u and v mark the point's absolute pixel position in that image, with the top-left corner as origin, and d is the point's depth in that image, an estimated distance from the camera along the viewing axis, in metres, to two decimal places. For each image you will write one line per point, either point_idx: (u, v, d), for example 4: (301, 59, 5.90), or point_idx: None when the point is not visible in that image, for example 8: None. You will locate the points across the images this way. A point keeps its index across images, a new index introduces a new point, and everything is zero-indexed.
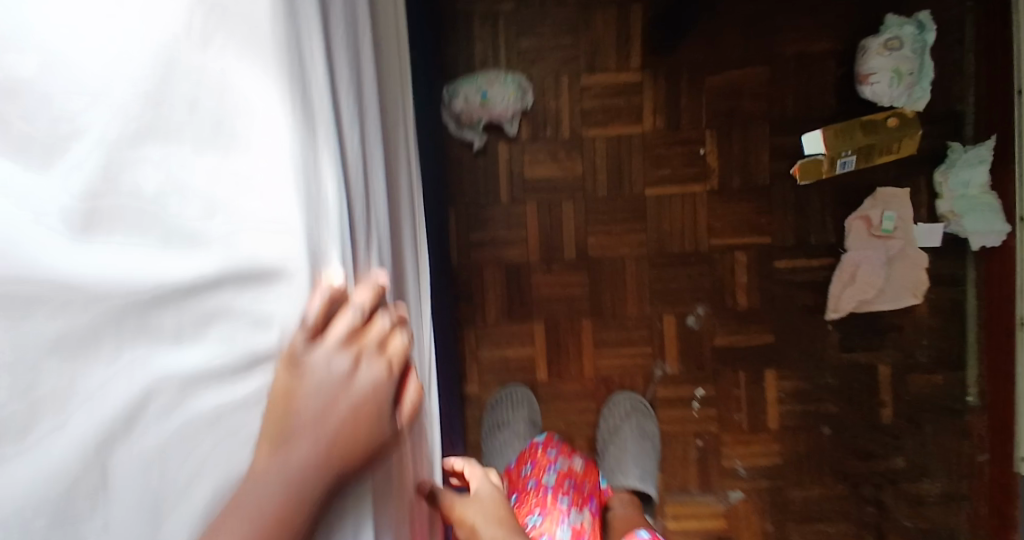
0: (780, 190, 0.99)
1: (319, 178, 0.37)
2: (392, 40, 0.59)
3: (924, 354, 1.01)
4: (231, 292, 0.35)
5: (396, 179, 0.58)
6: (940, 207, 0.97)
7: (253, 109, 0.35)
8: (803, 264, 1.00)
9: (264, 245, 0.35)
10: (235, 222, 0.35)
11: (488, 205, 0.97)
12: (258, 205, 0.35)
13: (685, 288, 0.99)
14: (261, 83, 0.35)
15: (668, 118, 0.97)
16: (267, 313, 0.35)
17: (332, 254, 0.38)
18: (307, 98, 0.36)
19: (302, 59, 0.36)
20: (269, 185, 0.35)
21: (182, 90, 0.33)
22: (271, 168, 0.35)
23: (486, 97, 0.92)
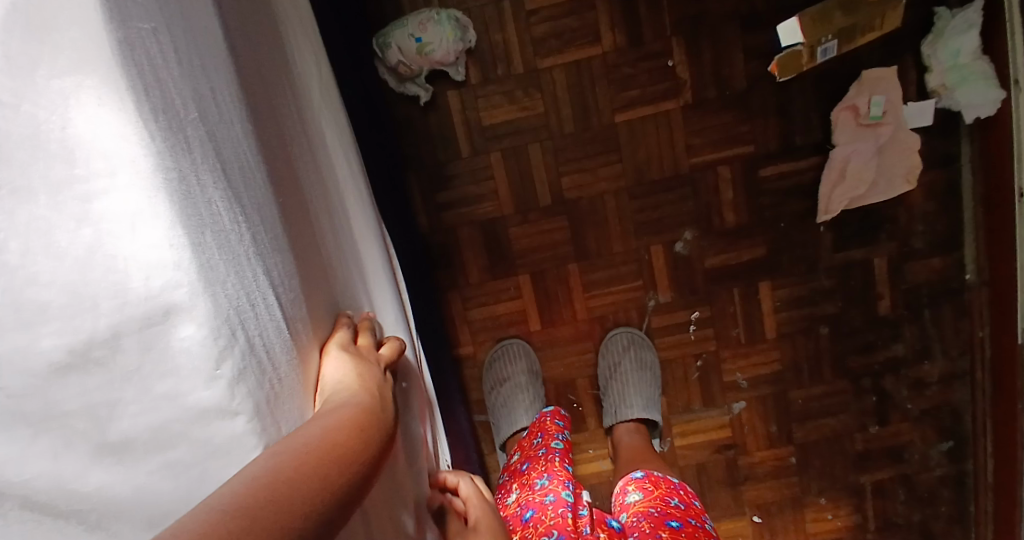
0: (758, 92, 0.94)
1: (201, 194, 0.34)
2: (289, 28, 0.57)
3: (922, 240, 0.99)
4: (146, 341, 0.33)
5: (320, 173, 0.55)
6: (930, 83, 0.93)
7: (108, 139, 0.31)
8: (788, 169, 0.97)
9: (159, 280, 0.32)
10: (110, 257, 0.32)
11: (452, 162, 0.94)
12: (140, 236, 0.32)
13: (668, 215, 0.97)
14: (94, 80, 0.31)
15: (629, 33, 0.91)
16: (172, 363, 0.33)
17: (243, 278, 0.36)
18: (160, 88, 0.33)
19: (154, 71, 0.33)
20: (139, 206, 0.32)
21: (18, 144, 0.29)
22: (133, 181, 0.32)
23: (422, 43, 0.85)
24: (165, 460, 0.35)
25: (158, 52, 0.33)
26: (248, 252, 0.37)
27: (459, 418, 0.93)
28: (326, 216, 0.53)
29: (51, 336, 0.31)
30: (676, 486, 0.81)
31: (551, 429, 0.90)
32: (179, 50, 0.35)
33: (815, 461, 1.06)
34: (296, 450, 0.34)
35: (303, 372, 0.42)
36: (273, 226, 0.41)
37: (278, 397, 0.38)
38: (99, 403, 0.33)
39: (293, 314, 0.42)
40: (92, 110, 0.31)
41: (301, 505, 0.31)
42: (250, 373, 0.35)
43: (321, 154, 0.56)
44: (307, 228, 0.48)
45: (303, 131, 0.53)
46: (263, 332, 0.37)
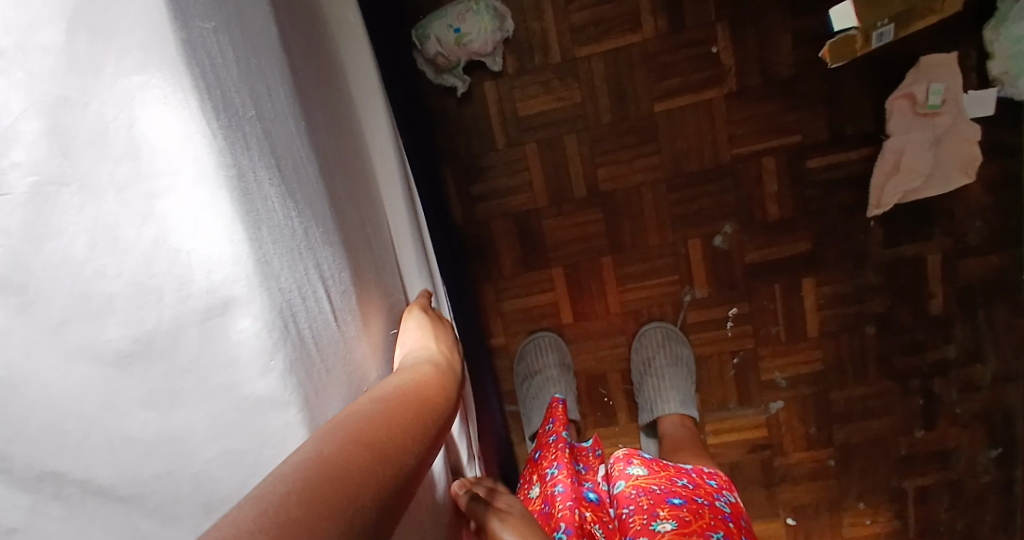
0: (805, 79, 0.90)
1: (258, 189, 0.35)
2: (334, 13, 0.57)
3: (980, 236, 0.94)
4: (206, 329, 0.35)
5: (363, 159, 0.55)
6: (992, 70, 0.87)
7: (171, 136, 0.32)
8: (837, 159, 0.93)
9: (219, 273, 0.34)
10: (170, 250, 0.34)
11: (487, 154, 0.93)
12: (199, 231, 0.34)
13: (707, 208, 0.94)
14: (162, 81, 0.32)
15: (670, 18, 0.88)
16: (229, 352, 0.35)
17: (302, 269, 0.37)
18: (219, 87, 0.34)
19: (213, 66, 0.33)
20: (200, 204, 0.33)
21: (88, 150, 0.32)
22: (196, 179, 0.33)
23: (461, 33, 0.84)
24: (222, 448, 0.37)
25: (217, 51, 0.34)
26: (301, 245, 0.38)
27: (491, 408, 0.94)
28: (369, 201, 0.54)
29: (118, 328, 0.34)
30: (685, 468, 0.79)
31: (563, 416, 0.84)
32: (236, 49, 0.35)
33: (855, 463, 1.03)
34: (375, 404, 0.36)
35: (356, 362, 0.43)
36: (325, 219, 0.41)
37: (328, 388, 0.39)
38: (164, 390, 0.36)
39: (346, 309, 0.42)
40: (157, 111, 0.32)
41: (382, 448, 0.32)
42: (301, 365, 0.36)
43: (362, 140, 0.56)
44: (353, 222, 0.48)
45: (348, 118, 0.54)
46: (314, 325, 0.38)
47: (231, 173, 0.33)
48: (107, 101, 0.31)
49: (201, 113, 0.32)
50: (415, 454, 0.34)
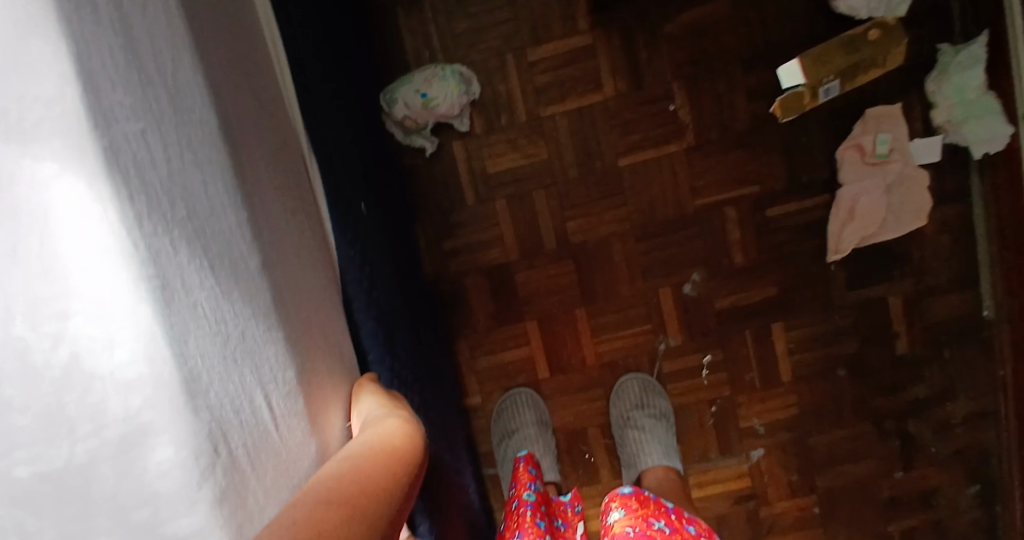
0: (762, 131, 0.94)
1: (186, 297, 0.37)
2: (269, 94, 0.59)
3: (938, 277, 0.97)
4: (126, 450, 0.34)
5: (301, 246, 0.57)
6: (936, 119, 0.92)
7: (91, 258, 0.33)
8: (796, 207, 0.96)
9: (143, 392, 0.34)
10: (89, 366, 0.33)
11: (458, 210, 0.95)
12: (115, 354, 0.34)
13: (677, 257, 0.96)
14: (86, 198, 0.32)
15: (629, 78, 0.93)
16: (148, 476, 0.35)
17: (231, 372, 0.40)
18: (144, 190, 0.35)
19: (138, 176, 0.35)
20: (120, 327, 0.34)
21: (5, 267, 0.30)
22: (121, 294, 0.33)
23: (427, 98, 0.88)
24: None
25: (145, 151, 0.36)
26: (228, 356, 0.40)
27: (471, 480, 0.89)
28: (306, 288, 0.55)
29: (24, 465, 0.33)
30: (665, 509, 0.76)
31: (527, 481, 0.83)
32: (166, 147, 0.38)
33: (841, 510, 1.02)
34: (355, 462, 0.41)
35: (285, 457, 0.44)
36: (260, 321, 0.44)
37: (253, 489, 0.40)
38: (73, 499, 0.34)
39: (277, 403, 0.45)
40: (76, 228, 0.32)
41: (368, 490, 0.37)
42: (225, 480, 0.37)
43: (300, 221, 0.59)
44: (290, 314, 0.49)
45: (285, 202, 0.56)
46: (241, 432, 0.40)
47: (158, 289, 0.35)
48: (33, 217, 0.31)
49: (125, 219, 0.33)
50: (400, 494, 0.39)
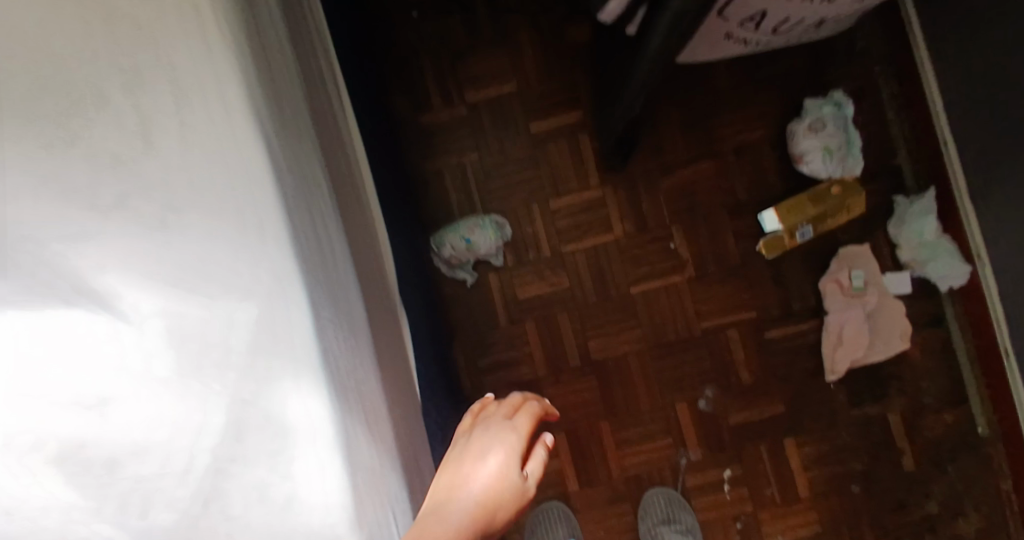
0: (752, 265, 1.11)
1: (358, 446, 0.45)
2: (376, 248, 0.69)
3: (930, 395, 1.06)
4: None
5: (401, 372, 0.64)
6: (902, 257, 1.09)
7: (300, 420, 0.43)
8: (792, 330, 1.09)
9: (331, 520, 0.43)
10: (291, 507, 0.43)
11: (491, 330, 1.12)
12: (317, 492, 0.43)
13: (689, 373, 1.09)
14: (299, 371, 0.43)
15: (636, 222, 1.13)
16: None
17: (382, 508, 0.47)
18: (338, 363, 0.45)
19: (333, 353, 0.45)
20: (320, 473, 0.43)
21: (253, 435, 0.43)
22: (320, 443, 0.43)
23: (470, 242, 1.08)
24: None
25: (334, 338, 0.45)
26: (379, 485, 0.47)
27: None
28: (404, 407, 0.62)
29: None
30: None
31: None
32: (344, 333, 0.48)
33: None
34: None
35: None
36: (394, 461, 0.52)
37: None
38: None
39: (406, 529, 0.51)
40: (300, 405, 0.43)
41: None
42: None
43: (400, 351, 0.67)
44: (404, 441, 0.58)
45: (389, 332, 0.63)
46: None
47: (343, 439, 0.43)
48: (262, 396, 0.43)
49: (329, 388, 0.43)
50: None
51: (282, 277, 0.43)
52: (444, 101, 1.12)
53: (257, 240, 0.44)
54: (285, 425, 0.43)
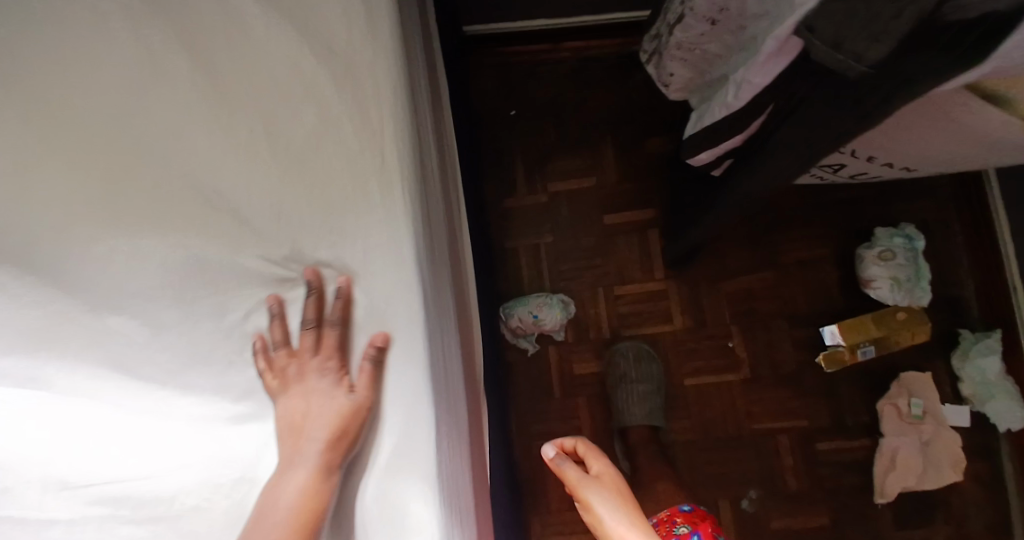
0: (808, 376, 1.17)
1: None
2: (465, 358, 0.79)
3: (974, 523, 1.14)
4: None
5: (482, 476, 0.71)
6: (963, 390, 1.15)
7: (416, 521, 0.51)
8: (843, 444, 1.16)
9: None
10: None
11: (545, 401, 1.18)
12: None
13: (734, 471, 1.15)
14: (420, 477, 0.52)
15: (693, 315, 1.19)
16: None
17: None
18: (451, 472, 0.54)
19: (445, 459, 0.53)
20: None
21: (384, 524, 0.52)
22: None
23: (537, 317, 1.15)
24: None
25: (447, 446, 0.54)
26: None
27: None
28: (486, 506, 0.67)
29: None
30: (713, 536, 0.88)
31: None
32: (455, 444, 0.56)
33: None
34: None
35: None
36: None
37: None
38: None
39: None
40: (417, 506, 0.51)
41: None
42: None
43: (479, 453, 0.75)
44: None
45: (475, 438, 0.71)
46: None
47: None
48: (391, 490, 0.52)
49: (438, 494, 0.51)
50: None
51: (420, 386, 0.53)
52: (529, 188, 1.23)
53: (405, 359, 0.54)
54: (404, 520, 0.51)
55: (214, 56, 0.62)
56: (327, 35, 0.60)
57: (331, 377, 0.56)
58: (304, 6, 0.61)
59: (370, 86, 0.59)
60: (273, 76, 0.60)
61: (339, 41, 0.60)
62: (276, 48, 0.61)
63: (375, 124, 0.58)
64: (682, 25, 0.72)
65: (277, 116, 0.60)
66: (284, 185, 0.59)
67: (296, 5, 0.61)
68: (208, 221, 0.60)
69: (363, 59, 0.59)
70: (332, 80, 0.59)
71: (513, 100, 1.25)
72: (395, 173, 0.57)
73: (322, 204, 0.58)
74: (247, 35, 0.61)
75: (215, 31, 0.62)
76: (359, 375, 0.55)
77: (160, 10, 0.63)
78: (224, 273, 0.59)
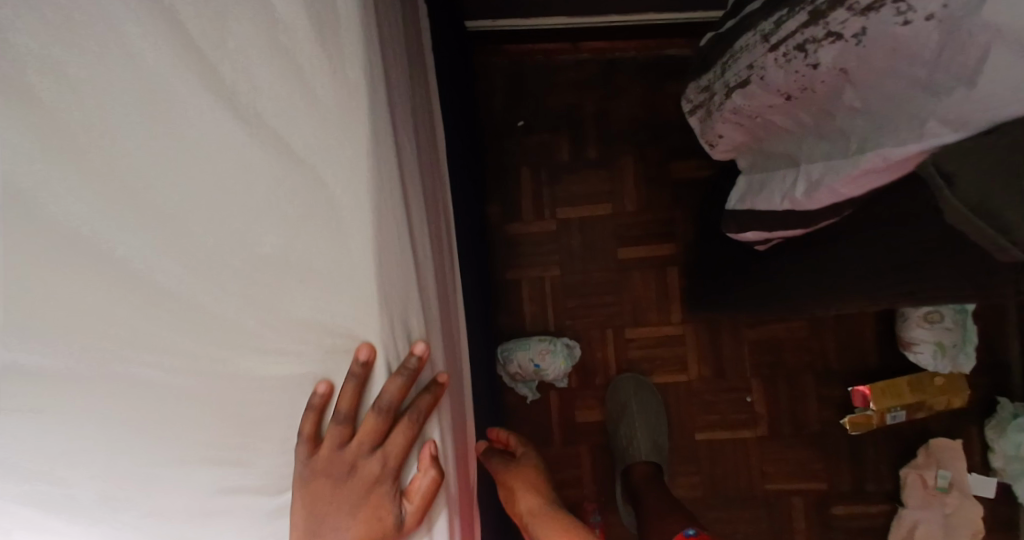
0: (831, 435, 1.09)
1: None
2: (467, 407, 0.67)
3: None
4: None
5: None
6: (994, 461, 1.04)
7: None
8: (860, 509, 1.10)
9: None
10: None
11: (544, 446, 1.09)
12: None
13: (742, 529, 1.09)
14: None
15: (713, 366, 1.09)
16: None
17: None
18: None
19: None
20: None
21: None
22: None
23: (539, 367, 1.04)
24: None
25: None
26: None
27: None
28: None
29: None
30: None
31: None
32: None
33: None
34: None
35: None
36: None
37: None
38: None
39: None
40: None
41: None
42: None
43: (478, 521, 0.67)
44: None
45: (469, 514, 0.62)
46: None
47: None
48: None
49: None
50: None
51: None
52: (536, 215, 1.09)
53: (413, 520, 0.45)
54: None
55: (128, 140, 0.44)
56: (284, 124, 0.42)
57: (388, 479, 0.44)
58: (245, 72, 0.41)
59: (345, 207, 0.42)
60: (210, 176, 0.43)
61: (301, 133, 0.42)
62: (213, 137, 0.43)
63: (355, 262, 0.42)
64: (745, 90, 0.56)
65: (224, 223, 0.44)
66: (239, 297, 0.44)
67: (233, 69, 0.41)
68: (139, 367, 0.47)
69: (336, 167, 0.41)
70: (295, 192, 0.42)
71: (524, 109, 1.08)
72: (381, 332, 0.43)
73: (292, 350, 0.45)
74: (170, 114, 0.43)
75: (124, 103, 0.44)
76: (415, 495, 0.44)
77: (43, 66, 0.44)
78: (159, 436, 0.48)
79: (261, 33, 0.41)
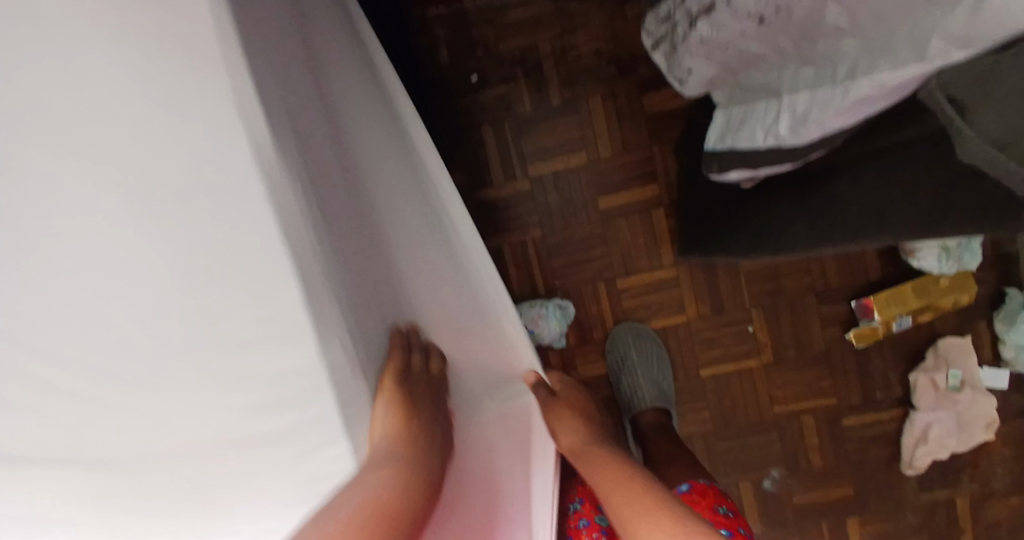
0: (838, 352, 1.07)
1: None
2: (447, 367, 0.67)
3: (999, 481, 1.08)
4: None
5: None
6: (1004, 353, 1.03)
7: None
8: (871, 419, 1.08)
9: None
10: None
11: None
12: None
13: (757, 456, 1.08)
14: None
15: (712, 303, 1.05)
16: None
17: None
18: None
19: None
20: None
21: None
22: None
23: (534, 334, 1.01)
24: None
25: None
26: None
27: None
28: None
29: None
30: (722, 493, 0.75)
31: None
32: None
33: None
34: None
35: None
36: None
37: None
38: None
39: None
40: None
41: None
42: None
43: None
44: None
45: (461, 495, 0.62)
46: None
47: None
48: None
49: None
50: None
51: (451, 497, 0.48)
52: (508, 175, 1.02)
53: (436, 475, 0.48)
54: None
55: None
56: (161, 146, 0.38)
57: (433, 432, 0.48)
58: (107, 99, 0.37)
59: (265, 236, 0.39)
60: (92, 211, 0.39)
61: (204, 168, 0.39)
62: (110, 187, 0.39)
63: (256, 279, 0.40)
64: (711, 18, 0.48)
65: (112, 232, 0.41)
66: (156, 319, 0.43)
67: (115, 113, 0.38)
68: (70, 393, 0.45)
69: (239, 198, 0.38)
70: (212, 228, 0.40)
71: (478, 60, 0.99)
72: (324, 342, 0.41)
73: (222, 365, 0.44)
74: (58, 168, 0.39)
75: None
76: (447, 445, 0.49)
77: None
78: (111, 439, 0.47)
79: (130, 62, 0.36)
